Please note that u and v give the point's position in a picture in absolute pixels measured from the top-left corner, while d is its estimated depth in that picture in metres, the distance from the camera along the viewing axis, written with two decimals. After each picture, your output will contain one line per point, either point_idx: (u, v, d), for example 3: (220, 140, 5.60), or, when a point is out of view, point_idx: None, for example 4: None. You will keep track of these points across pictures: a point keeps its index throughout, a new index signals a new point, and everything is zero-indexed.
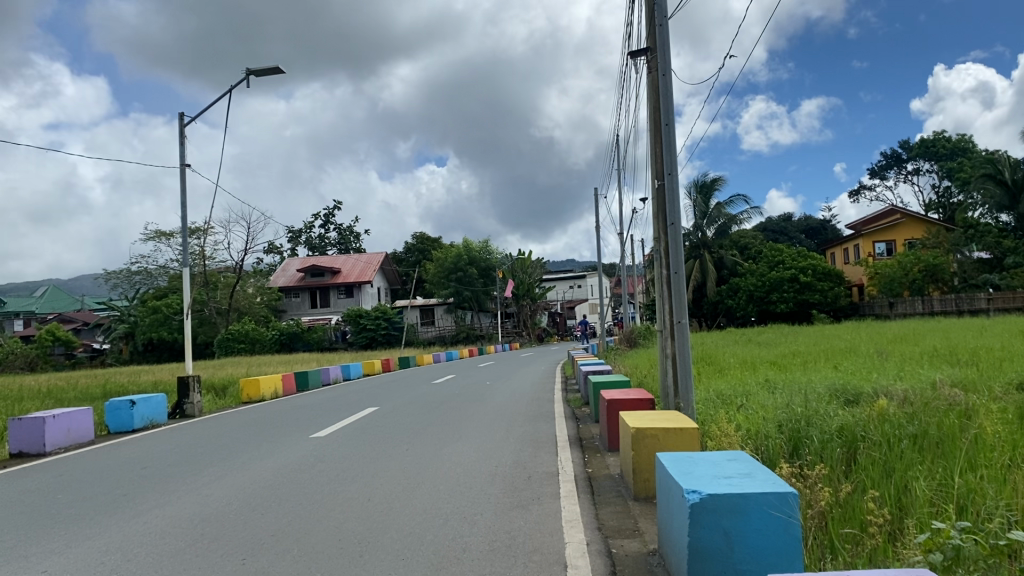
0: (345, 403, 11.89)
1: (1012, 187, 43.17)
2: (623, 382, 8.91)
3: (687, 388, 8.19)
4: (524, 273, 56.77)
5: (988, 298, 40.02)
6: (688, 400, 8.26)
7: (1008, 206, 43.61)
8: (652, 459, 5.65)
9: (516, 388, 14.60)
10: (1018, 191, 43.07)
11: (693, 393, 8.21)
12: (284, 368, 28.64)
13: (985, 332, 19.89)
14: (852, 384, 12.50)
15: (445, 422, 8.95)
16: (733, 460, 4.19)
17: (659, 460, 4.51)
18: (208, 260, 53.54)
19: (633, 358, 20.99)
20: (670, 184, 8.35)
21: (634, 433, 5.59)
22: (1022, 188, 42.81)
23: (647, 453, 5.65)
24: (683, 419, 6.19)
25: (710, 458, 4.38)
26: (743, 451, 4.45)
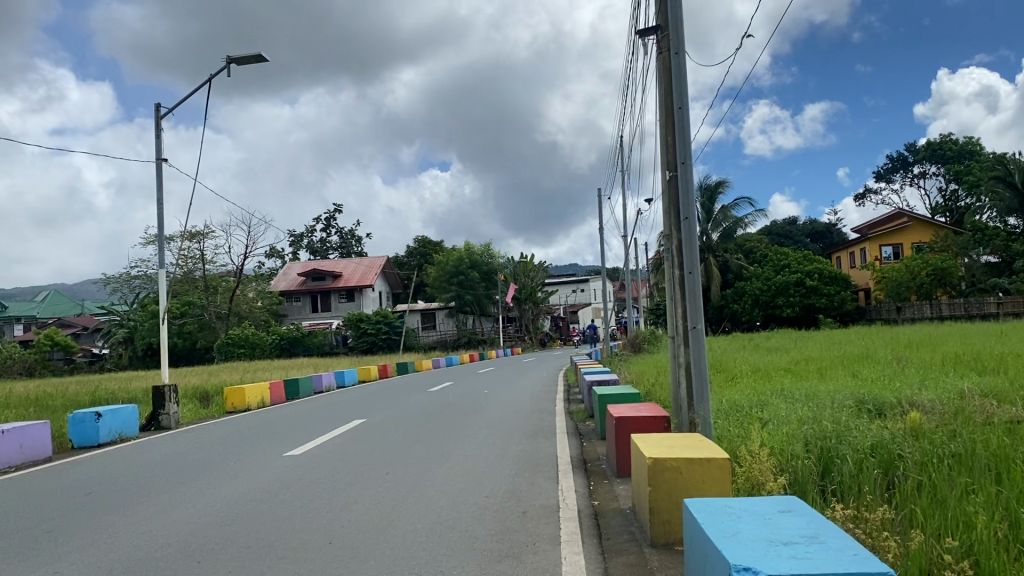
0: (333, 414, 11.11)
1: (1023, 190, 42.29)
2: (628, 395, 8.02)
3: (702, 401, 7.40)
4: (527, 277, 56.04)
5: (999, 302, 39.19)
6: (703, 415, 7.47)
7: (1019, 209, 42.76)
8: (673, 498, 4.79)
9: (518, 398, 13.82)
10: None
11: (710, 407, 7.42)
12: (280, 374, 27.91)
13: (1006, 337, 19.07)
14: (876, 394, 11.68)
15: (436, 437, 8.18)
16: (787, 512, 3.34)
17: (687, 508, 3.65)
18: (207, 264, 52.89)
19: (639, 364, 20.18)
20: (684, 175, 7.55)
21: (651, 466, 4.74)
22: None
23: (666, 491, 4.80)
24: (705, 446, 5.32)
25: (753, 507, 3.52)
26: (793, 497, 3.59)
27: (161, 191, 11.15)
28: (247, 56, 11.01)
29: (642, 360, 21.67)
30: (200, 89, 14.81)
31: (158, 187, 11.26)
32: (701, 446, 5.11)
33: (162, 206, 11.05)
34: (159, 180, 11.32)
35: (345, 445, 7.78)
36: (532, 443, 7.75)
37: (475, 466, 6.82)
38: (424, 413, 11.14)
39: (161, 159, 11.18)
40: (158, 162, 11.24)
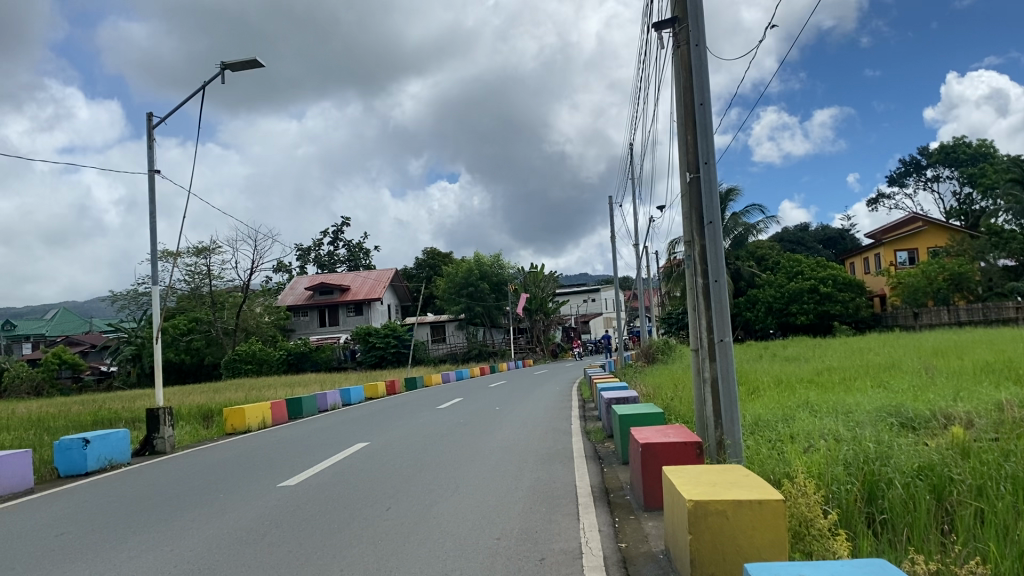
0: (338, 435, 10.60)
1: None
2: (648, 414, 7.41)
3: (731, 421, 6.83)
4: (537, 288, 55.47)
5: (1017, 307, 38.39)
6: (733, 435, 6.91)
7: None
8: (716, 552, 4.02)
9: (531, 414, 13.26)
10: None
11: (739, 428, 6.85)
12: (287, 391, 27.40)
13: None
14: (909, 406, 11.04)
15: (444, 462, 7.66)
16: None
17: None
18: (215, 279, 52.59)
19: (654, 376, 19.57)
20: (708, 175, 7.01)
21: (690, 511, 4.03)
22: None
23: (708, 542, 4.04)
24: (750, 479, 4.49)
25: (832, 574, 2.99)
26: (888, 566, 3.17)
27: (154, 204, 10.69)
28: (242, 63, 10.57)
29: (657, 372, 21.06)
30: (193, 96, 13.95)
31: (150, 201, 10.77)
32: (745, 486, 4.32)
33: (155, 220, 10.56)
34: (152, 193, 10.85)
35: (346, 472, 7.26)
36: (546, 467, 7.21)
37: (485, 495, 6.28)
38: (434, 432, 10.63)
39: (152, 170, 10.70)
40: (150, 175, 10.77)
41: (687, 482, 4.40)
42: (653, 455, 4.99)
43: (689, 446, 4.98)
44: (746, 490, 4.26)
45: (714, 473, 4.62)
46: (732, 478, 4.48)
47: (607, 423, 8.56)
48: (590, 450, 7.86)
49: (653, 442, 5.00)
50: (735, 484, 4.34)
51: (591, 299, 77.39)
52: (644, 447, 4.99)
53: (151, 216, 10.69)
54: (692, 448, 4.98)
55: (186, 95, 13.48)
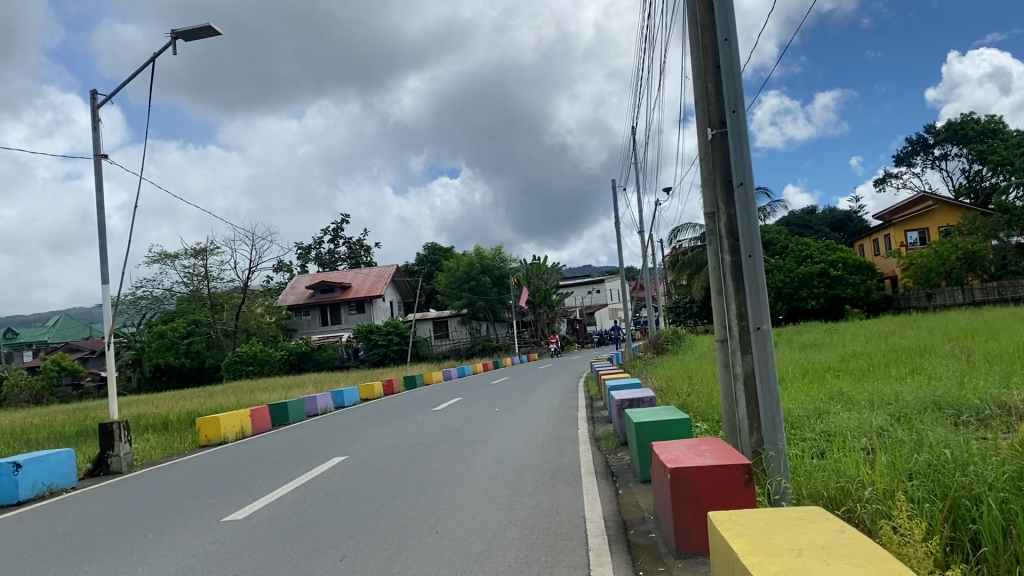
0: (319, 446, 9.47)
1: None
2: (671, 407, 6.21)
3: (774, 425, 5.65)
4: (540, 280, 54.22)
5: None
6: (776, 443, 5.71)
7: None
8: None
9: (536, 411, 12.14)
10: None
11: (784, 433, 5.65)
12: (282, 393, 26.22)
13: None
14: (957, 395, 9.85)
15: (433, 470, 6.50)
16: None
17: None
18: (212, 280, 51.56)
19: (665, 368, 18.34)
20: (736, 127, 5.83)
21: None
22: None
23: None
24: (849, 542, 3.02)
25: None
26: None
27: (100, 191, 9.53)
28: (195, 29, 9.42)
29: (668, 363, 19.81)
30: (142, 72, 11.83)
31: (98, 189, 9.60)
32: (846, 551, 2.86)
33: (102, 209, 9.43)
34: (99, 179, 9.68)
35: (314, 492, 6.09)
36: (549, 474, 5.99)
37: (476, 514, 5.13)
38: (428, 437, 9.51)
39: (99, 155, 9.55)
40: (98, 160, 9.60)
41: (754, 541, 3.05)
42: (686, 484, 3.79)
43: (735, 470, 3.76)
44: (849, 559, 2.83)
45: (787, 525, 3.29)
46: (815, 538, 3.04)
47: (619, 425, 7.40)
48: (598, 457, 6.63)
49: (690, 467, 3.80)
50: (826, 544, 2.94)
51: (596, 290, 76.11)
52: (674, 475, 3.80)
53: (100, 206, 9.50)
54: (737, 473, 3.75)
55: (135, 72, 11.78)
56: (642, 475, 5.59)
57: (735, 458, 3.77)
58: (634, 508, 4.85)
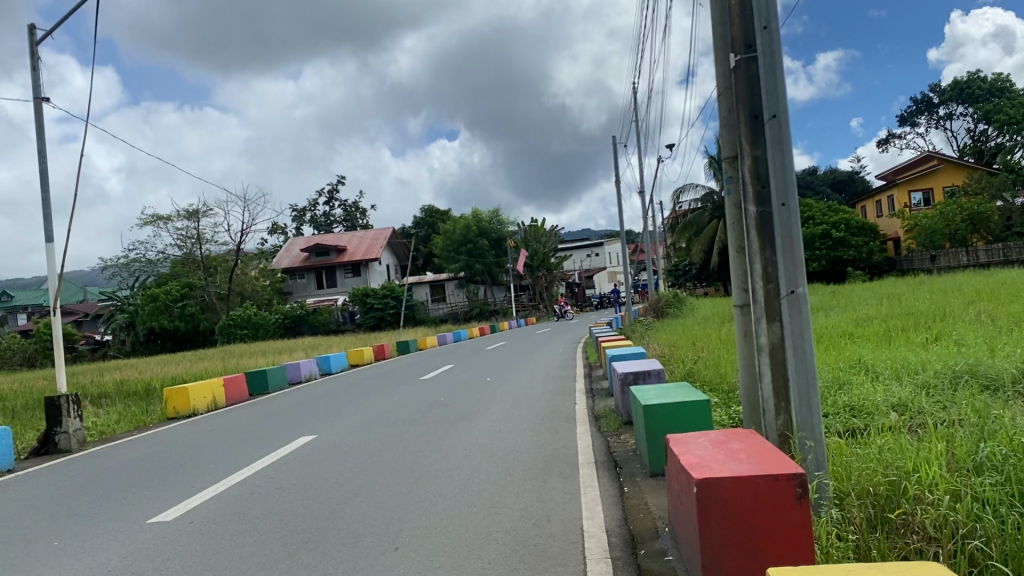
0: (288, 422, 8.53)
1: None
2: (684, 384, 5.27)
3: (809, 410, 4.66)
4: (538, 243, 53.13)
5: None
6: (815, 432, 4.71)
7: None
8: None
9: (532, 382, 11.18)
10: None
11: (820, 418, 4.66)
12: (271, 358, 25.34)
13: None
14: (992, 364, 8.91)
15: (405, 458, 5.54)
16: None
17: None
18: (206, 243, 50.68)
19: (667, 333, 17.36)
20: (766, 48, 4.80)
21: None
22: None
23: None
24: None
25: None
26: None
27: (42, 139, 8.50)
28: None
29: (670, 328, 18.83)
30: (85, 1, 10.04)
31: (38, 136, 8.61)
32: None
33: (43, 160, 8.41)
34: (40, 125, 8.69)
35: (263, 485, 5.18)
36: (538, 464, 5.05)
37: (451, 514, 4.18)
38: (410, 411, 8.52)
39: (39, 99, 8.53)
40: (37, 103, 8.61)
41: None
42: (716, 500, 2.93)
43: (785, 480, 2.88)
44: None
45: None
46: None
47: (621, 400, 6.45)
48: (598, 442, 5.66)
49: (725, 473, 2.94)
50: None
51: (596, 253, 75.11)
52: (701, 486, 2.94)
53: (39, 155, 8.50)
54: (787, 486, 2.89)
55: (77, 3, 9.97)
56: (652, 468, 4.65)
57: (785, 465, 2.90)
58: (641, 511, 3.89)
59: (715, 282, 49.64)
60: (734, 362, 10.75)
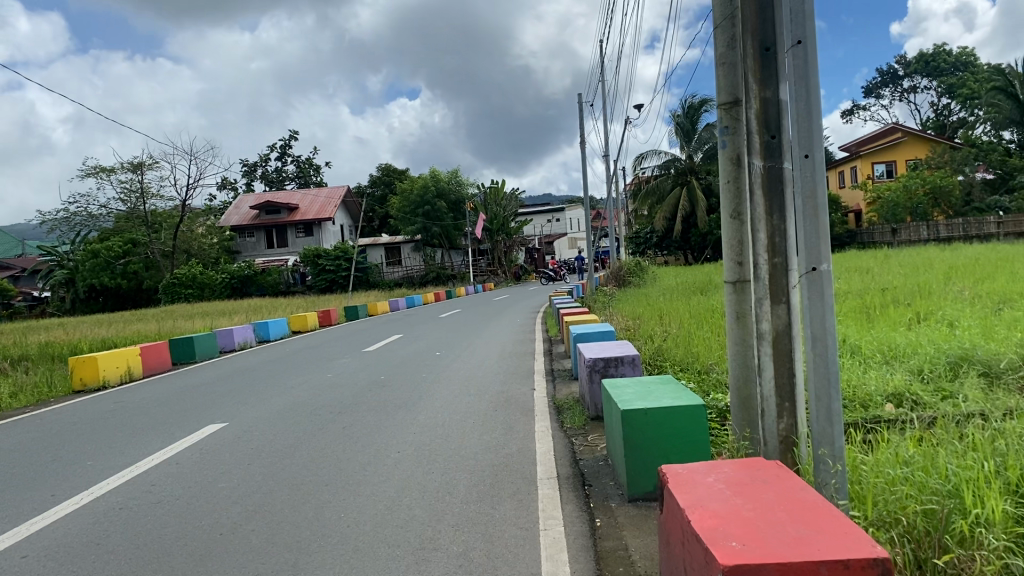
0: (203, 402, 7.42)
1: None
2: (668, 380, 4.32)
3: (831, 420, 3.61)
4: (497, 206, 51.89)
5: (999, 222, 35.93)
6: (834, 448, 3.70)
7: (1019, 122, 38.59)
8: None
9: (489, 357, 10.16)
10: None
11: (843, 436, 3.62)
12: (212, 321, 23.95)
13: None
14: (986, 348, 8.17)
15: (324, 465, 4.51)
16: None
17: None
18: (149, 198, 48.01)
19: (630, 304, 16.48)
20: None
21: None
22: None
23: None
24: None
25: None
26: None
27: None
28: None
29: (634, 298, 17.96)
30: None
31: None
32: None
33: None
34: None
35: (142, 500, 4.13)
36: (488, 479, 4.06)
37: (367, 554, 3.17)
38: (347, 389, 7.48)
39: None
40: None
41: None
42: None
43: (860, 567, 2.02)
44: None
45: None
46: None
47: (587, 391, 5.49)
48: (561, 445, 4.70)
49: (767, 557, 2.03)
50: None
51: (556, 219, 74.12)
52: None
53: None
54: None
55: None
56: (631, 491, 3.73)
57: (860, 546, 2.04)
58: (621, 563, 2.91)
59: (674, 251, 49.01)
60: (707, 339, 9.91)
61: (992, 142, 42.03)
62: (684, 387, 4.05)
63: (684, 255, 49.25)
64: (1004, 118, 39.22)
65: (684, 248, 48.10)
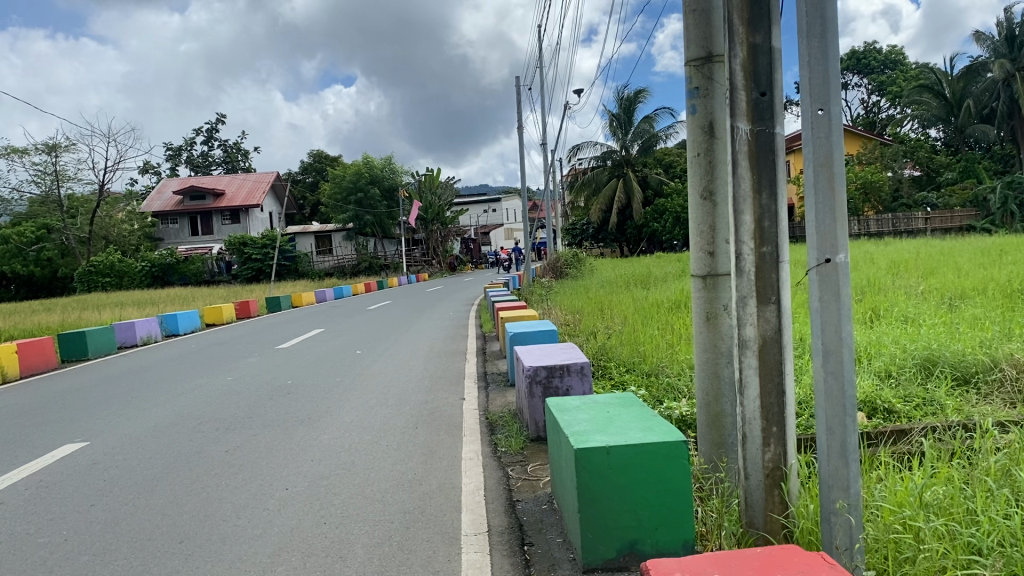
0: (72, 410, 6.22)
1: (951, 102, 38.38)
2: (630, 402, 3.41)
3: (845, 461, 2.77)
4: (432, 195, 50.64)
5: (926, 218, 36.46)
6: (852, 498, 2.84)
7: (945, 121, 39.04)
8: None
9: (416, 356, 9.13)
10: (957, 106, 38.29)
11: (861, 483, 2.78)
12: (123, 311, 22.30)
13: (1006, 256, 15.35)
14: (955, 349, 7.48)
15: (188, 511, 3.47)
16: None
17: None
18: (64, 182, 45.25)
19: (568, 297, 15.58)
20: None
21: None
22: (962, 103, 38.06)
23: None
24: None
25: None
26: None
27: None
28: None
29: (572, 292, 17.07)
30: None
31: None
32: None
33: None
34: None
35: None
36: (397, 536, 3.09)
37: None
38: (245, 395, 6.38)
39: None
40: None
41: None
42: None
43: None
44: None
45: None
46: None
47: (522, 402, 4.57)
48: (495, 478, 3.77)
49: None
50: None
51: (492, 209, 73.19)
52: None
53: None
54: None
55: None
56: (587, 559, 2.85)
57: None
58: None
59: (610, 243, 48.55)
60: (654, 337, 9.04)
61: (918, 140, 42.63)
62: (654, 415, 3.17)
63: (620, 248, 48.94)
64: (931, 116, 39.65)
65: (620, 240, 47.72)
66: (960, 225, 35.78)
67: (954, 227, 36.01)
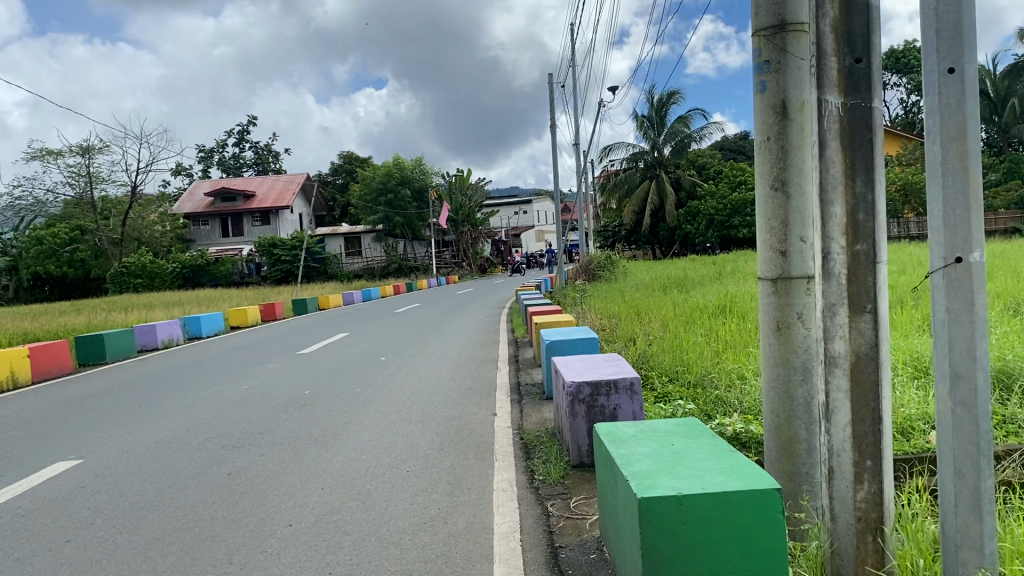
0: (71, 418, 5.76)
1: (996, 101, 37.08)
2: (697, 431, 2.85)
3: (978, 517, 2.19)
4: (462, 196, 50.30)
5: None
6: (984, 562, 2.26)
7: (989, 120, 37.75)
8: None
9: (444, 356, 8.58)
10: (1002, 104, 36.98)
11: (1000, 543, 2.20)
12: (151, 313, 22.08)
13: None
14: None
15: (175, 554, 2.96)
16: None
17: None
18: (97, 184, 45.45)
19: (603, 301, 15.00)
20: None
21: None
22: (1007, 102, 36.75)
23: None
24: None
25: None
26: None
27: None
28: None
29: (607, 294, 16.49)
30: None
31: None
32: None
33: None
34: None
35: None
36: None
37: None
38: (259, 406, 5.90)
39: None
40: None
41: None
42: None
43: None
44: None
45: None
46: None
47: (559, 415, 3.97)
48: (533, 515, 3.24)
49: None
50: None
51: (522, 211, 72.74)
52: None
53: None
54: None
55: None
56: None
57: None
58: None
59: (642, 245, 47.84)
60: (698, 343, 8.47)
61: None
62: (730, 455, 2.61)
63: (652, 250, 48.29)
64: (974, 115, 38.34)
65: (652, 242, 47.06)
66: (1005, 227, 34.55)
67: (999, 230, 34.79)
